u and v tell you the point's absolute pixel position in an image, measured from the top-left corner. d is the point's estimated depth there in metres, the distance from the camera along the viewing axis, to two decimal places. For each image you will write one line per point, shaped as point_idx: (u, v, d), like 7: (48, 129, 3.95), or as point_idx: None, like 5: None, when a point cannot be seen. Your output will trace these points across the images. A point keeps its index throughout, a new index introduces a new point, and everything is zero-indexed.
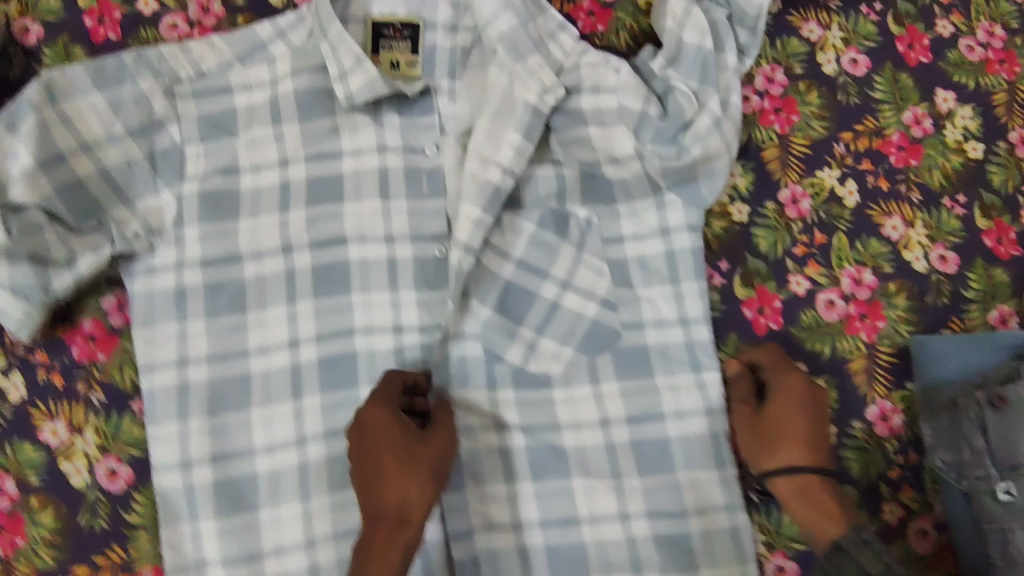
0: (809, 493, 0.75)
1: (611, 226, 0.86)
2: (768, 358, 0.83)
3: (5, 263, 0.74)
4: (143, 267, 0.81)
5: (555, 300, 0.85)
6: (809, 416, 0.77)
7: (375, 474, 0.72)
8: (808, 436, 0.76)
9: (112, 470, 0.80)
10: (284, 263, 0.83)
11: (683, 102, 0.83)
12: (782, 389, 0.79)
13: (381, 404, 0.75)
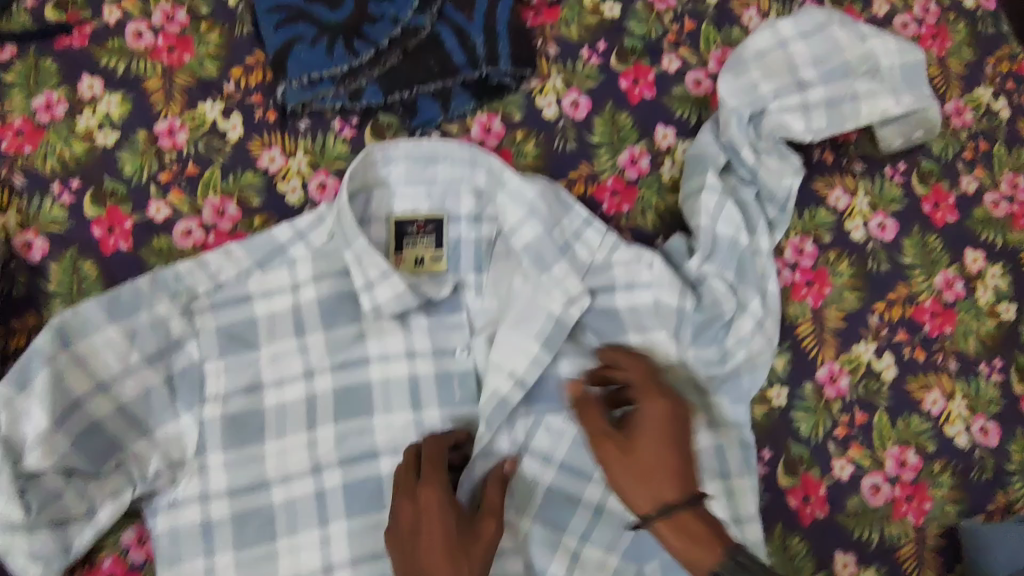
0: (718, 534, 0.66)
1: None
2: (639, 375, 0.74)
3: (25, 535, 0.70)
4: (166, 502, 0.78)
5: (600, 504, 0.82)
6: (684, 456, 0.69)
7: (417, 560, 0.69)
8: (684, 475, 0.68)
9: None
10: (315, 483, 0.81)
11: (720, 296, 0.82)
12: (649, 432, 0.69)
13: (436, 481, 0.72)
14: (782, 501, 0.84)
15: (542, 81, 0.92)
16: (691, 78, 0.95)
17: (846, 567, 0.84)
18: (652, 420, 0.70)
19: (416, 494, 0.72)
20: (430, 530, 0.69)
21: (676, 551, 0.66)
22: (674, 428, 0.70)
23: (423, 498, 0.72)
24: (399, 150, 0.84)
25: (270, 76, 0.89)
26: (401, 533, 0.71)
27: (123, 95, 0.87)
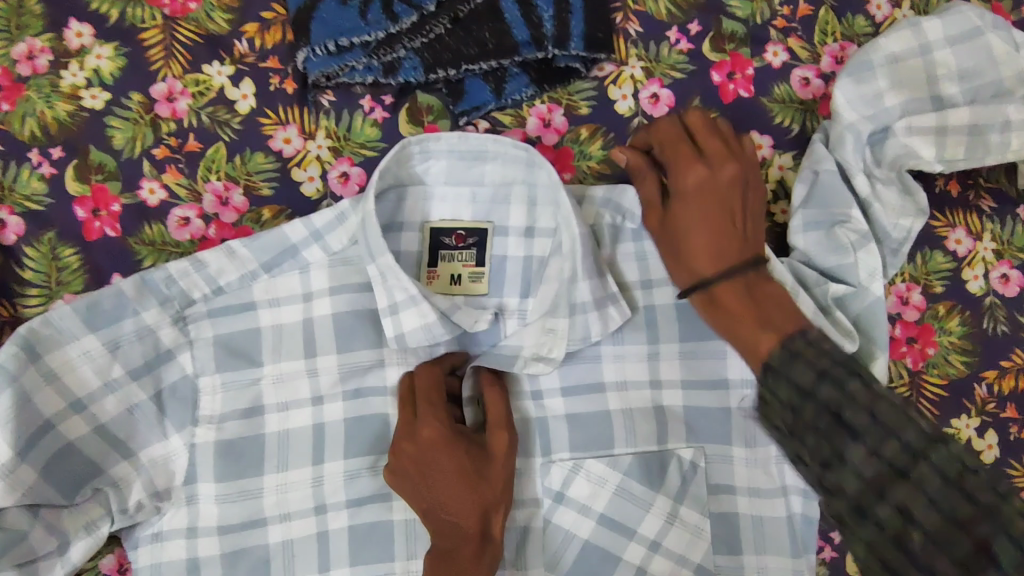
0: (754, 314, 0.59)
1: (721, 469, 0.71)
2: (668, 142, 0.67)
3: None
4: (149, 534, 0.68)
5: (641, 565, 0.70)
6: (723, 234, 0.63)
7: (427, 501, 0.63)
8: (724, 246, 0.63)
9: None
10: (317, 523, 0.70)
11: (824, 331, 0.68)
12: (691, 181, 0.65)
13: (438, 422, 0.63)
14: None
15: (618, 67, 0.77)
16: (798, 76, 0.78)
17: None
18: (700, 175, 0.64)
19: (436, 456, 0.62)
20: (454, 498, 0.62)
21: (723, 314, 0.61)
22: (726, 185, 0.64)
23: (430, 441, 0.63)
24: (440, 146, 0.69)
25: (289, 36, 0.76)
26: (416, 485, 0.63)
27: (117, 48, 0.74)
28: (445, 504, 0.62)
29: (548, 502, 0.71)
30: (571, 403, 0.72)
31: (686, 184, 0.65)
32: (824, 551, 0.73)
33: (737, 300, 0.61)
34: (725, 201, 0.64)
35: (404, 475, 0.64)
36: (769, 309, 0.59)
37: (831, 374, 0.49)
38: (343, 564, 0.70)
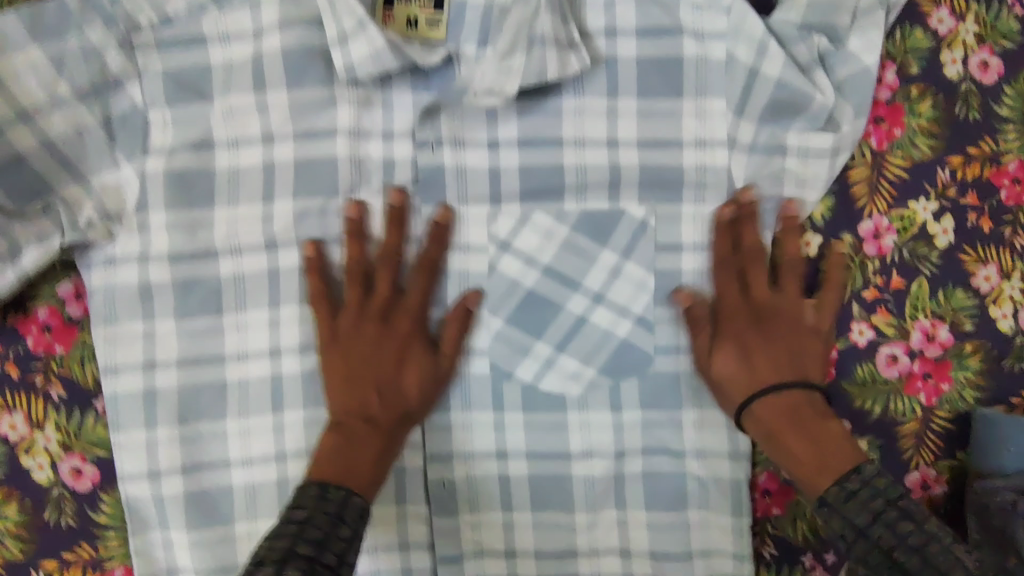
0: (818, 458, 0.63)
1: (669, 230, 0.74)
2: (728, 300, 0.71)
3: None
4: (102, 257, 0.70)
5: (583, 315, 0.74)
6: (768, 335, 0.69)
7: (348, 406, 0.68)
8: (754, 369, 0.68)
9: (77, 469, 0.74)
10: (267, 261, 0.72)
11: (800, 83, 0.70)
12: (731, 302, 0.71)
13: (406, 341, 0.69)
14: None
15: None
16: None
17: None
18: (740, 302, 0.71)
19: (381, 370, 0.68)
20: (375, 379, 0.68)
21: (798, 458, 0.64)
22: (751, 250, 0.71)
23: (397, 342, 0.69)
24: None
25: None
26: (351, 395, 0.68)
27: None
28: (360, 395, 0.68)
29: (493, 250, 0.73)
30: (526, 153, 0.72)
31: (729, 379, 0.69)
32: None
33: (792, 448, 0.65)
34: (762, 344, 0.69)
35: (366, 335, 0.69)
36: (805, 449, 0.64)
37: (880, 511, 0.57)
38: (293, 301, 0.72)
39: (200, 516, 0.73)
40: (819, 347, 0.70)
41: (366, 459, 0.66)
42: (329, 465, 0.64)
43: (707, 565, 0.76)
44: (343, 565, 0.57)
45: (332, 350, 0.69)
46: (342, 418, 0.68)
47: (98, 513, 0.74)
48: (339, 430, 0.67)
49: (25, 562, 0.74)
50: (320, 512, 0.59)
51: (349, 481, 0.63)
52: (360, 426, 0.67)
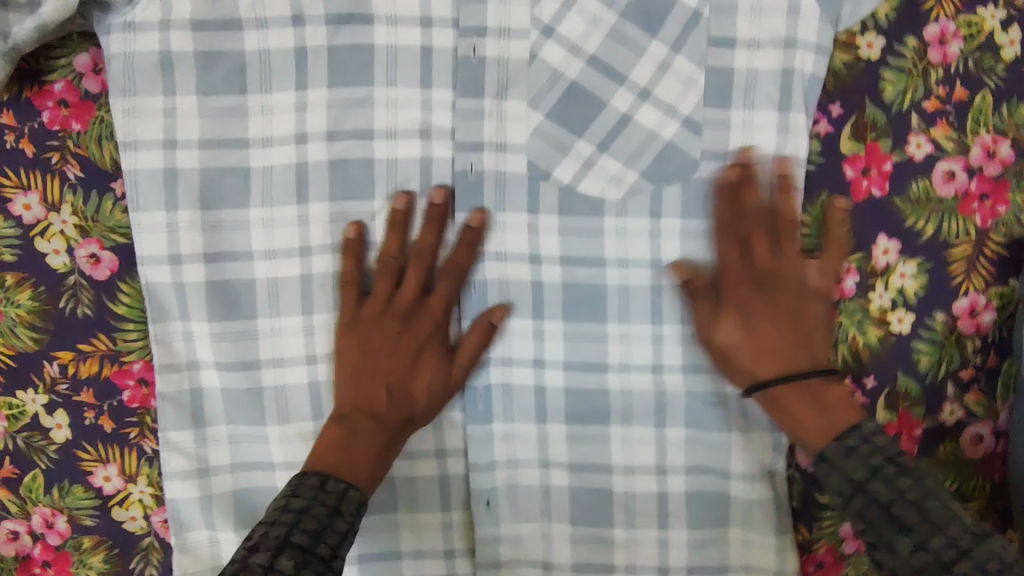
0: (791, 382, 0.64)
1: (724, 23, 0.69)
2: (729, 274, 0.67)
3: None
4: (120, 22, 0.67)
5: (627, 113, 0.69)
6: (768, 304, 0.67)
7: (359, 375, 0.68)
8: (756, 335, 0.66)
9: (94, 256, 0.70)
10: (294, 38, 0.68)
11: None
12: (736, 273, 0.67)
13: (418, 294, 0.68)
14: (838, 168, 0.73)
15: None
16: None
17: (885, 255, 0.74)
18: (740, 270, 0.67)
19: (388, 340, 0.68)
20: (383, 373, 0.67)
21: (764, 378, 0.65)
22: (758, 216, 0.67)
23: (397, 323, 0.68)
24: None
25: None
26: (359, 387, 0.67)
27: None
28: (349, 384, 0.68)
29: (536, 35, 0.69)
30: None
31: (730, 347, 0.67)
32: (819, 126, 0.73)
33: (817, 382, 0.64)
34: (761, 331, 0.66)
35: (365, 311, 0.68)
36: (808, 403, 0.63)
37: (869, 487, 0.58)
38: (320, 83, 0.69)
39: (221, 307, 0.70)
40: (821, 311, 0.67)
41: (371, 448, 0.65)
42: (354, 463, 0.63)
43: None
44: (337, 558, 0.57)
45: (364, 329, 0.68)
46: (342, 417, 0.66)
47: (116, 304, 0.71)
48: (355, 421, 0.66)
49: (38, 352, 0.71)
50: (320, 504, 0.58)
51: (339, 467, 0.62)
52: (364, 422, 0.66)
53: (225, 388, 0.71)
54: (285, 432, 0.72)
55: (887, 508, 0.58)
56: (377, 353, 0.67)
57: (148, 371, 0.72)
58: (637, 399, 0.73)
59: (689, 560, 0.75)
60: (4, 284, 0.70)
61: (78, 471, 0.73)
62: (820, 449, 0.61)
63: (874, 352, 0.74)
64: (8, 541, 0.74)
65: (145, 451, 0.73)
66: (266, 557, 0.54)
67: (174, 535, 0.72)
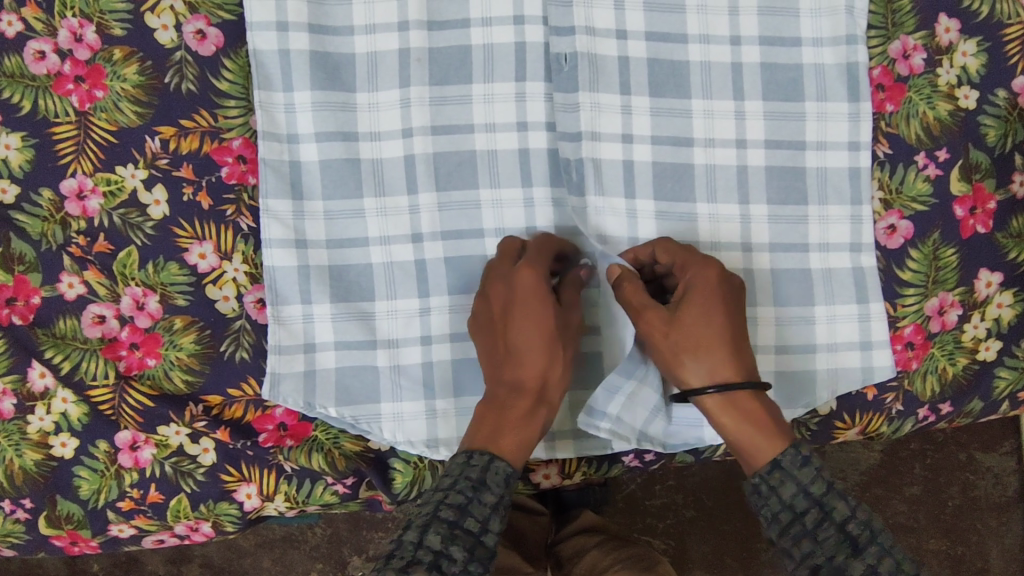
0: (760, 416, 0.62)
1: None
2: (710, 300, 0.65)
3: None
4: None
5: None
6: (731, 325, 0.65)
7: (506, 370, 0.66)
8: (715, 335, 0.64)
9: (201, 31, 0.73)
10: None
11: None
12: (699, 276, 0.66)
13: (538, 316, 0.66)
14: None
15: None
16: None
17: (947, 33, 0.78)
18: (697, 282, 0.66)
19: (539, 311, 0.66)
20: (516, 346, 0.66)
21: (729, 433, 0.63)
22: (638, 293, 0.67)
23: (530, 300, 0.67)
24: None
25: None
26: (499, 352, 0.67)
27: None
28: (513, 349, 0.66)
29: None
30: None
31: (713, 363, 0.64)
32: None
33: (766, 401, 0.64)
34: (713, 324, 0.65)
35: (504, 297, 0.68)
36: (781, 419, 0.63)
37: (835, 487, 0.59)
38: None
39: (322, 78, 0.73)
40: (712, 327, 0.65)
41: (534, 430, 0.64)
42: (515, 444, 0.63)
43: (820, 158, 0.76)
44: (487, 532, 0.59)
45: (499, 292, 0.68)
46: (512, 387, 0.65)
47: (220, 80, 0.73)
48: (525, 398, 0.65)
49: (140, 128, 0.73)
50: (463, 477, 0.60)
51: (500, 448, 0.62)
52: (518, 394, 0.65)
53: (324, 160, 0.73)
54: (383, 205, 0.74)
55: (842, 526, 0.58)
56: (484, 323, 0.68)
57: (247, 149, 0.74)
58: (720, 172, 0.76)
59: (778, 338, 0.75)
60: (110, 58, 0.73)
61: (174, 248, 0.73)
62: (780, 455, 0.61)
63: (945, 125, 0.77)
64: (94, 324, 0.73)
65: (242, 229, 0.74)
66: (417, 532, 0.57)
67: (270, 308, 0.72)
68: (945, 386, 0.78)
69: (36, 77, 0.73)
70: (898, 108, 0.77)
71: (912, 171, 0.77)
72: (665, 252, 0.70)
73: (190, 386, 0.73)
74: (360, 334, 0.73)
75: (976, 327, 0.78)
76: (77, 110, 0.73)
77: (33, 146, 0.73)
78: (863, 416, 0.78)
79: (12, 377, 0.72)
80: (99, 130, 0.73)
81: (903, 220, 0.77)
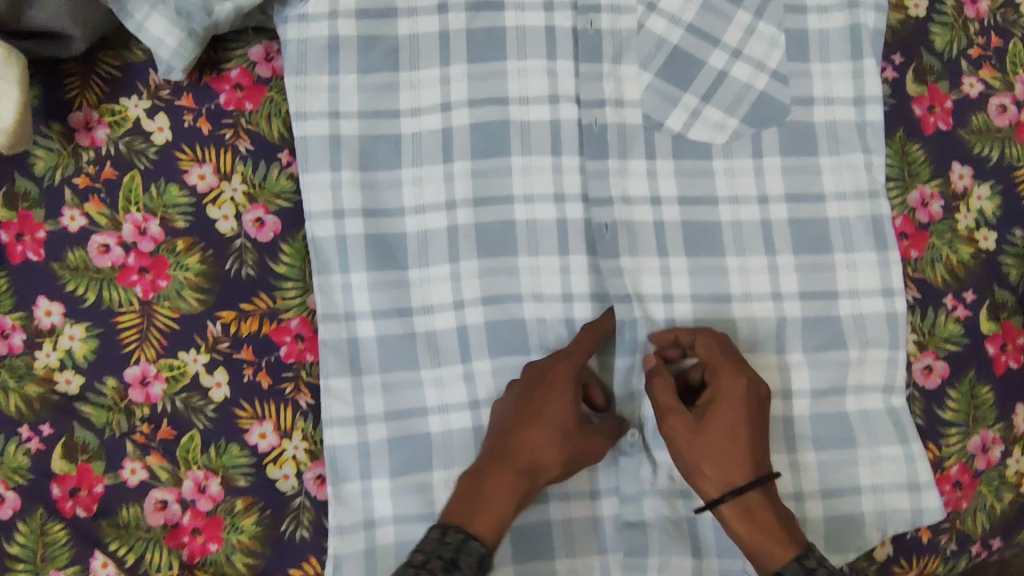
0: (774, 525, 0.63)
1: None
2: (739, 399, 0.66)
3: None
4: (296, 14, 0.77)
5: (724, 70, 0.80)
6: (757, 429, 0.65)
7: (509, 444, 0.66)
8: (740, 441, 0.64)
9: (260, 218, 0.77)
10: (439, 24, 0.79)
11: None
12: (730, 380, 0.66)
13: (556, 402, 0.67)
14: (906, 107, 0.81)
15: None
16: None
17: (962, 179, 0.81)
18: (727, 385, 0.66)
19: (562, 404, 0.67)
20: (523, 425, 0.67)
21: (744, 542, 0.63)
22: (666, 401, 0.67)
23: (557, 391, 0.68)
24: None
25: None
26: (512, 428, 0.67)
27: None
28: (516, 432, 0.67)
29: (641, 10, 0.79)
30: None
31: (735, 464, 0.64)
32: (887, 73, 0.82)
33: (778, 505, 0.65)
34: (738, 429, 0.65)
35: (530, 383, 0.69)
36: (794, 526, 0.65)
37: None
38: (461, 60, 0.79)
39: (377, 258, 0.76)
40: (742, 438, 0.65)
41: (513, 507, 0.64)
42: (490, 516, 0.63)
43: (854, 305, 0.78)
44: None
45: (526, 380, 0.70)
46: (504, 464, 0.65)
47: (278, 263, 0.77)
48: (514, 475, 0.65)
49: (202, 313, 0.76)
50: (434, 555, 0.59)
51: (474, 520, 0.62)
52: (509, 474, 0.65)
53: (380, 335, 0.76)
54: (438, 376, 0.76)
55: None
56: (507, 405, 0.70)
57: (305, 327, 0.77)
58: (760, 325, 0.78)
59: (820, 481, 0.76)
60: (173, 249, 0.76)
61: (235, 430, 0.75)
62: (781, 568, 0.61)
63: (969, 268, 0.80)
64: (156, 510, 0.74)
65: (301, 407, 0.76)
66: None
67: (331, 486, 0.73)
68: (996, 523, 0.79)
69: (100, 269, 0.76)
70: (923, 253, 0.80)
71: (942, 314, 0.80)
72: (703, 346, 0.70)
73: (252, 569, 0.73)
74: (419, 508, 0.73)
75: (1019, 462, 0.80)
76: (141, 299, 0.76)
77: (98, 336, 0.75)
78: (919, 559, 0.78)
79: (75, 569, 0.73)
80: (163, 318, 0.76)
81: (938, 360, 0.80)
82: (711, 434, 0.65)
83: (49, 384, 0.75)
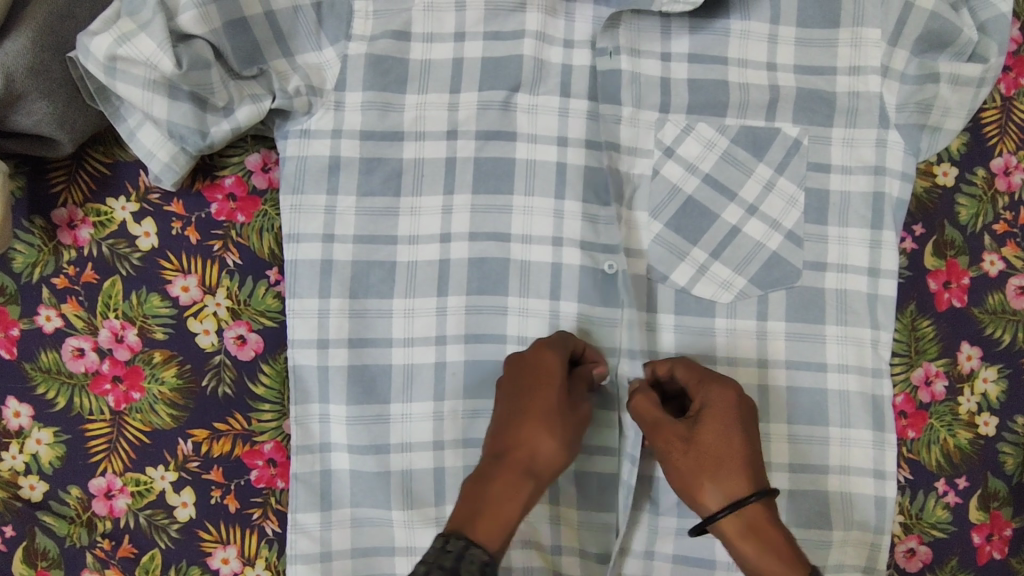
0: (774, 544, 0.59)
1: (820, 151, 0.77)
2: (730, 425, 0.63)
3: (166, 98, 0.67)
4: (297, 129, 0.74)
5: (737, 225, 0.76)
6: (752, 446, 0.63)
7: (505, 435, 0.61)
8: (734, 456, 0.61)
9: (241, 337, 0.74)
10: (446, 149, 0.75)
11: (953, 15, 0.73)
12: (719, 410, 0.64)
13: (550, 387, 0.63)
14: (922, 280, 0.79)
15: None
16: None
17: (969, 360, 0.79)
18: (717, 405, 0.64)
19: (550, 389, 0.63)
20: (513, 416, 0.62)
21: (747, 558, 0.60)
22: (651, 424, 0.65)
23: (546, 378, 0.64)
24: None
25: None
26: (502, 419, 0.63)
27: None
28: (528, 434, 0.61)
29: (658, 154, 0.76)
30: (694, 68, 0.77)
31: (730, 480, 0.61)
32: (906, 243, 0.79)
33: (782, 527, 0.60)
34: (732, 438, 0.62)
35: (514, 372, 0.66)
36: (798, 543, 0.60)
37: None
38: (466, 190, 0.75)
39: (359, 392, 0.73)
40: (737, 440, 0.62)
41: (517, 510, 0.58)
42: (492, 520, 0.56)
43: (843, 481, 0.76)
44: None
45: (513, 368, 0.66)
46: (501, 461, 0.60)
47: (256, 384, 0.74)
48: (513, 473, 0.59)
49: (174, 429, 0.74)
50: (434, 561, 0.52)
51: (472, 524, 0.55)
52: (503, 469, 0.59)
53: (353, 470, 0.73)
54: (409, 518, 0.73)
55: None
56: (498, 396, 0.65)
57: (278, 452, 0.74)
58: None
59: None
60: (150, 360, 0.74)
61: (197, 552, 0.73)
62: None
63: (965, 453, 0.78)
64: None
65: (267, 534, 0.74)
66: None
67: None
68: None
69: (73, 374, 0.74)
70: (920, 435, 0.78)
71: (932, 497, 0.78)
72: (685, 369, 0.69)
73: None
74: None
75: None
76: (113, 409, 0.74)
77: (65, 442, 0.73)
78: None
79: None
80: (133, 430, 0.74)
81: (922, 544, 0.78)
82: (700, 454, 0.62)
83: (13, 488, 0.73)
